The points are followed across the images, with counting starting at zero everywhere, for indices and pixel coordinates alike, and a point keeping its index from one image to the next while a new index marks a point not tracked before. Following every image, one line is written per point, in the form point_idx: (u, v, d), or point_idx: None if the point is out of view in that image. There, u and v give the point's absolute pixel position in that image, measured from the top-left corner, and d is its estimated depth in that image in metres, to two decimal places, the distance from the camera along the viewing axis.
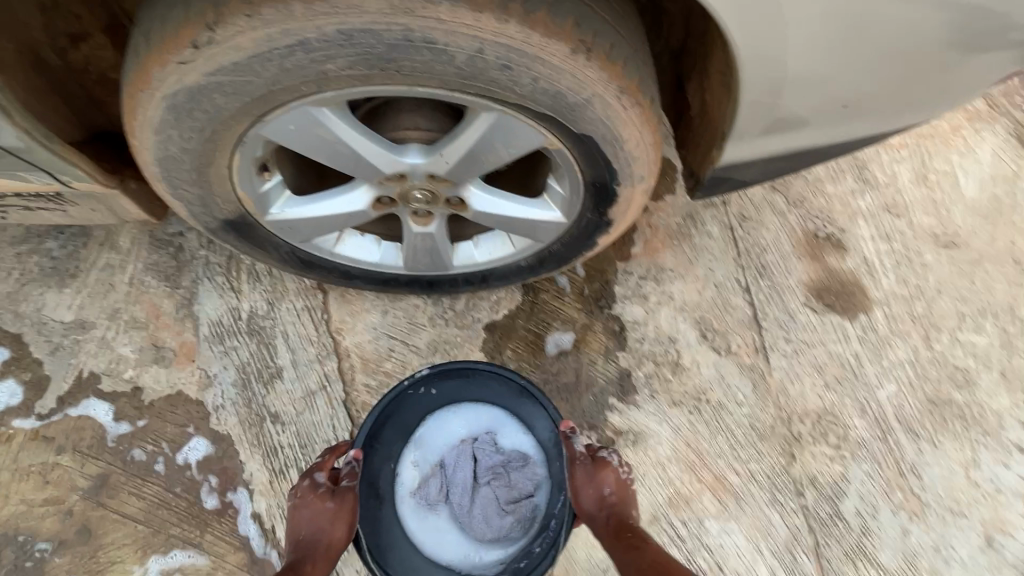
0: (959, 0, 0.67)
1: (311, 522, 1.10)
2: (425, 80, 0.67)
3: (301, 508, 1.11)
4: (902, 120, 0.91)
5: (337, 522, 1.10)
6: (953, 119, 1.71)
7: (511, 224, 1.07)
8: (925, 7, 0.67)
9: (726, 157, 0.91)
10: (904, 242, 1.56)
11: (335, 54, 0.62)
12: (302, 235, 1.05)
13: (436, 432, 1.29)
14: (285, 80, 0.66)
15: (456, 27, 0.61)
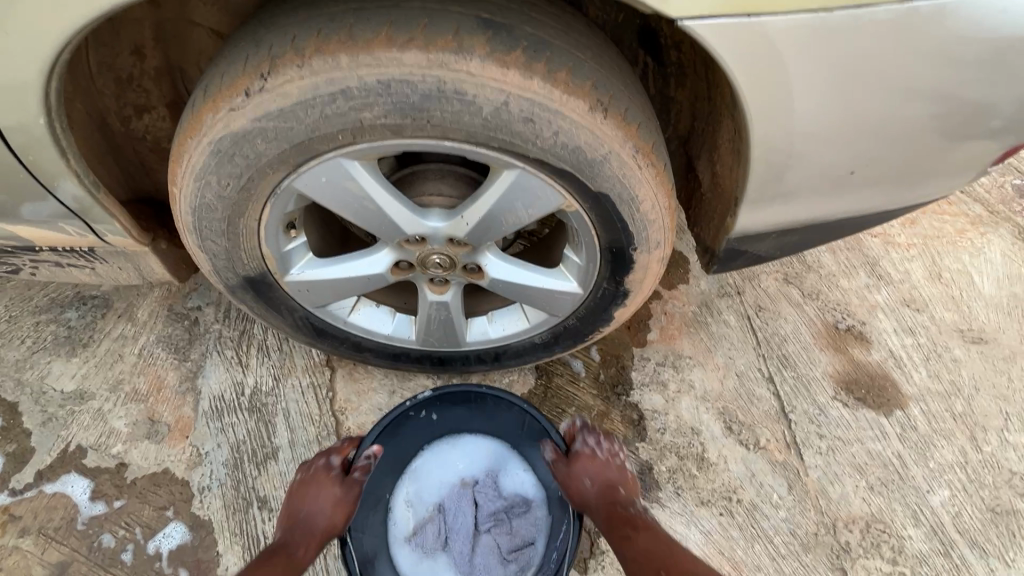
0: (952, 81, 0.73)
1: (313, 506, 1.05)
2: (453, 132, 0.73)
3: (306, 489, 1.06)
4: (907, 199, 0.94)
5: (338, 513, 1.05)
6: (957, 223, 1.75)
7: (526, 293, 1.07)
8: (921, 83, 0.72)
9: (739, 226, 0.93)
10: (929, 337, 1.52)
11: (373, 102, 0.70)
12: (318, 298, 1.06)
13: (434, 468, 1.20)
14: (324, 127, 0.73)
15: (485, 80, 0.68)
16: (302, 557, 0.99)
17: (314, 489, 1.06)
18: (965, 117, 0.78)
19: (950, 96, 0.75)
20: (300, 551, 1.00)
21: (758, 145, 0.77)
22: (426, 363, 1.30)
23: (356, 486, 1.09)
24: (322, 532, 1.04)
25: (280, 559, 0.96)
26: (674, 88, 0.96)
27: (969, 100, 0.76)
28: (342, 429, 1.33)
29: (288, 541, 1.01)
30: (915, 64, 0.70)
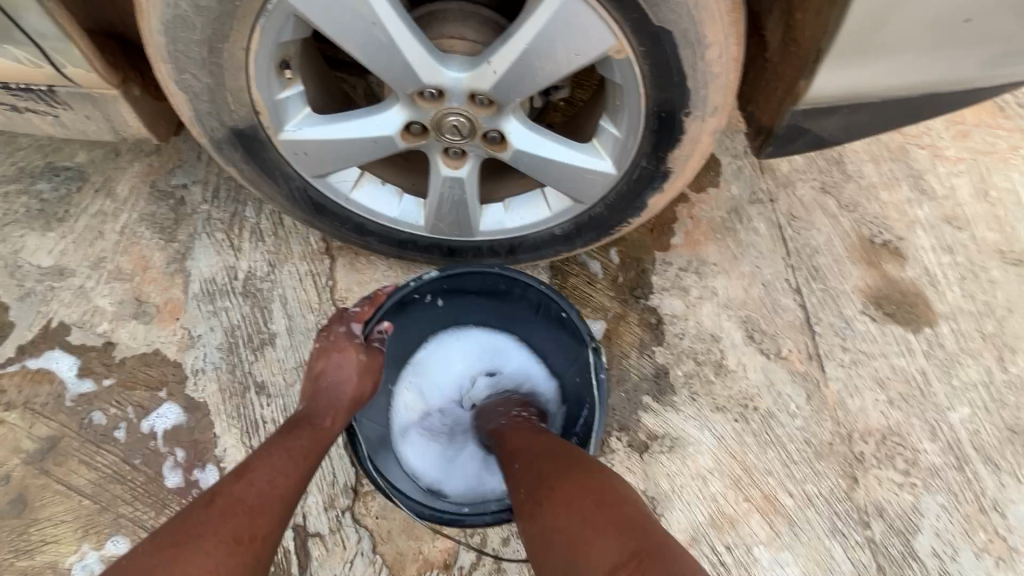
0: None
1: (339, 377, 0.96)
2: None
3: (330, 360, 0.98)
4: (990, 79, 0.83)
5: (364, 382, 0.98)
6: (1011, 138, 1.61)
7: (553, 173, 0.95)
8: None
9: (812, 91, 0.79)
10: (968, 256, 1.43)
11: None
12: (318, 166, 0.93)
13: (436, 354, 1.18)
14: None
15: None
16: (330, 428, 0.91)
17: (338, 359, 0.97)
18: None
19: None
20: (326, 424, 0.92)
21: None
22: (434, 254, 1.19)
23: (379, 357, 1.02)
24: (349, 403, 0.96)
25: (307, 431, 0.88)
26: None
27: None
28: None
29: (312, 411, 0.92)
30: None
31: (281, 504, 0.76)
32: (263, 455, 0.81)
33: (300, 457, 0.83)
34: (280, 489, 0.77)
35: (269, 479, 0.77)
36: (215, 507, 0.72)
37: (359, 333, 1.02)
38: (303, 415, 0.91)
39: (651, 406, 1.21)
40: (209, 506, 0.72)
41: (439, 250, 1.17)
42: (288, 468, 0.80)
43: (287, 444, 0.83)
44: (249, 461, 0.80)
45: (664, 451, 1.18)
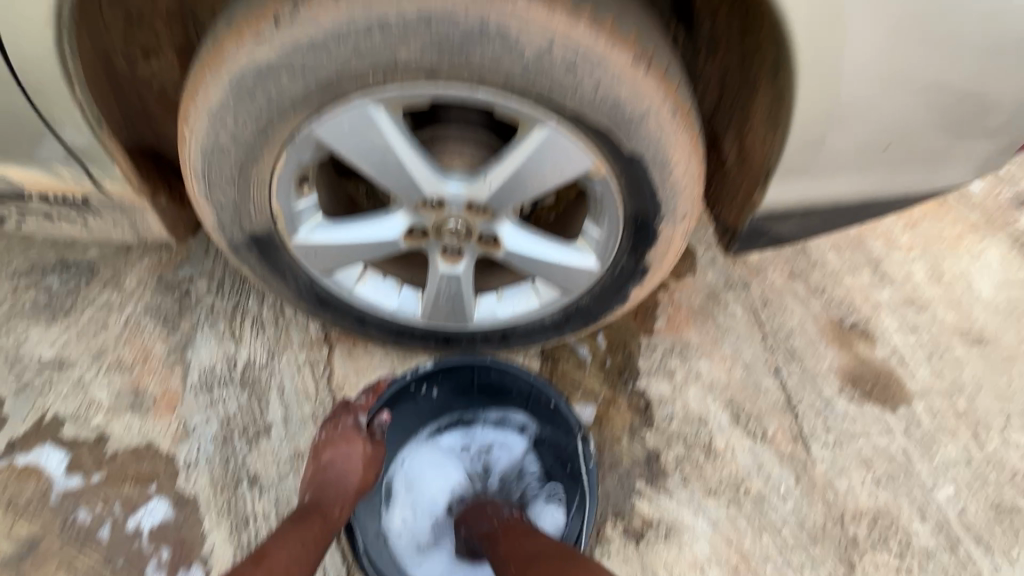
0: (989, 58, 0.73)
1: (346, 466, 0.99)
2: (490, 78, 0.73)
3: (336, 448, 1.00)
4: (919, 188, 0.95)
5: (370, 470, 1.01)
6: (956, 227, 1.77)
7: (542, 268, 1.04)
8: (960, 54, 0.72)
9: (766, 201, 0.91)
10: (932, 336, 1.53)
11: (410, 38, 0.69)
12: (327, 265, 1.01)
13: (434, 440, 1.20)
14: (354, 64, 0.71)
15: (531, 22, 0.68)
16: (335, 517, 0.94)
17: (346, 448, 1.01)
18: (983, 104, 0.79)
19: (979, 77, 0.75)
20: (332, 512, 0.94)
21: (798, 101, 0.74)
22: (431, 342, 1.24)
23: (382, 448, 1.05)
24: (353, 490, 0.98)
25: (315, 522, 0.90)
26: (703, 61, 0.92)
27: (997, 83, 0.77)
28: None
29: (319, 501, 0.94)
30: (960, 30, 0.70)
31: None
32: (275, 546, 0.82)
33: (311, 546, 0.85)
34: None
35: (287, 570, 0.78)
36: None
37: (364, 425, 1.05)
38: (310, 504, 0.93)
39: (644, 491, 1.23)
40: None
41: (435, 338, 1.23)
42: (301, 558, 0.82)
43: (299, 531, 0.86)
44: (262, 551, 0.80)
45: (660, 538, 1.19)
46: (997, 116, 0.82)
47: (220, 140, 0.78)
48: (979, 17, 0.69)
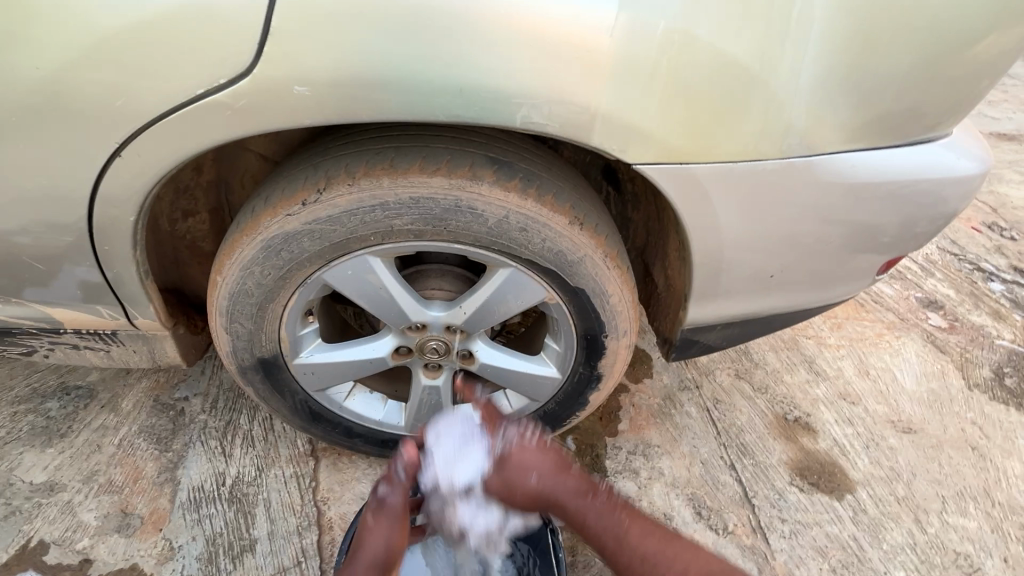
0: (839, 217, 0.95)
1: (372, 550, 0.93)
2: (463, 237, 0.96)
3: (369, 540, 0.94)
4: (820, 298, 1.15)
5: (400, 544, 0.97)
6: (875, 327, 2.02)
7: (511, 378, 1.21)
8: (815, 216, 0.94)
9: (690, 317, 1.11)
10: (867, 427, 1.70)
11: (404, 212, 0.92)
12: (323, 382, 1.16)
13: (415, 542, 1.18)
14: (359, 231, 0.93)
15: (492, 200, 0.92)
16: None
17: (375, 531, 0.95)
18: (846, 240, 1.00)
19: (832, 229, 0.97)
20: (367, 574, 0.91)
21: (698, 252, 0.95)
22: None
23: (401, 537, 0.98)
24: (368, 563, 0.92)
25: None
26: (631, 211, 1.18)
27: (853, 224, 0.97)
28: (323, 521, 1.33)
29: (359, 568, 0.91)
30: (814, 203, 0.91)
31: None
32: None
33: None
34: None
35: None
36: None
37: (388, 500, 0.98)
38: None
39: None
40: None
41: None
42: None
43: None
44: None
45: None
46: (857, 252, 1.05)
47: (245, 285, 0.97)
48: (824, 186, 0.89)
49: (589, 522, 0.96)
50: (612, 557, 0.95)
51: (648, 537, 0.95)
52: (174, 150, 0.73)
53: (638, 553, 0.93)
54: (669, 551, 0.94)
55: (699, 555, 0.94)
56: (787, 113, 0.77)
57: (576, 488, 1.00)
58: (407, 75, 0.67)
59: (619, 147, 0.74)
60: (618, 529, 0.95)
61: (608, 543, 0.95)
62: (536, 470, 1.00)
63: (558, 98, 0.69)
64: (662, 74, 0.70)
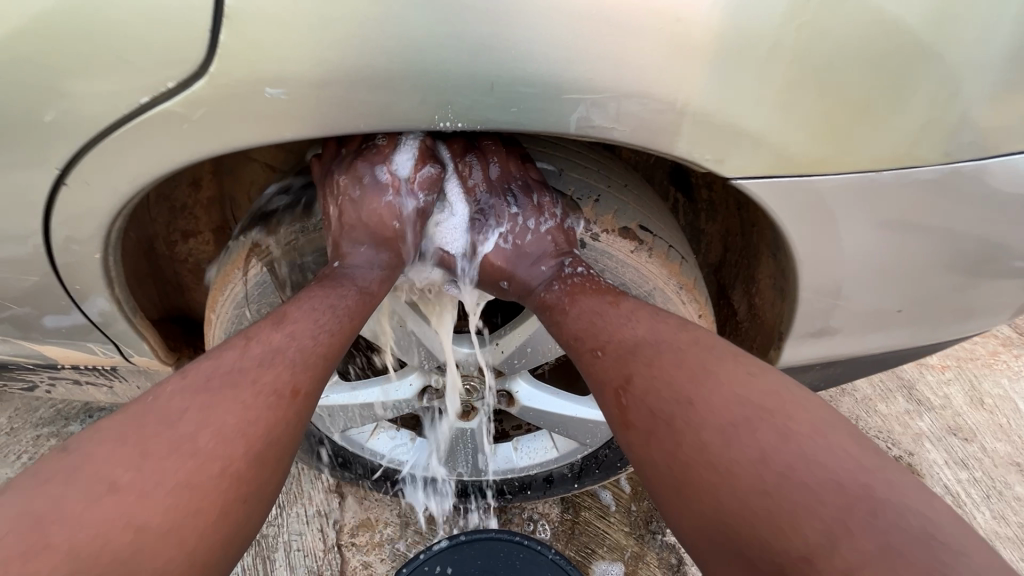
0: (1007, 236, 0.70)
1: (318, 314, 0.71)
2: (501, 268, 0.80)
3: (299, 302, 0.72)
4: (953, 333, 0.90)
5: (367, 310, 0.75)
6: (987, 345, 1.70)
7: (559, 421, 1.03)
8: (976, 237, 0.70)
9: (782, 359, 0.89)
10: (985, 470, 1.41)
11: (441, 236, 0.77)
12: (342, 422, 1.03)
13: None
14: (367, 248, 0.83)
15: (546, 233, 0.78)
16: (293, 406, 0.64)
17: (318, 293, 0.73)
18: (1005, 263, 0.76)
19: (993, 251, 0.73)
20: (251, 454, 0.60)
21: (806, 288, 0.72)
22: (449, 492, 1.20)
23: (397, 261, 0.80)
24: (273, 395, 0.64)
25: (196, 446, 0.57)
26: (704, 222, 0.95)
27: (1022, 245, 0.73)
28: (348, 570, 1.20)
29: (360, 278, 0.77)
30: (976, 220, 0.67)
31: (271, 466, 0.61)
32: (195, 404, 0.60)
33: (262, 412, 0.62)
34: (228, 490, 0.57)
35: (205, 506, 0.55)
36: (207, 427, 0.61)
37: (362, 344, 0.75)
38: (198, 455, 0.57)
39: None
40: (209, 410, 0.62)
41: (453, 488, 1.19)
42: (194, 527, 0.54)
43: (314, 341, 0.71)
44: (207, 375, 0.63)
45: None
46: (1021, 276, 0.79)
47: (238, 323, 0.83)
48: (993, 198, 0.65)
49: (652, 393, 0.65)
50: (686, 425, 0.61)
51: (764, 403, 0.60)
52: (131, 175, 0.57)
53: (720, 419, 0.60)
54: (782, 428, 0.57)
55: (848, 441, 0.56)
56: (964, 100, 0.53)
57: (652, 333, 0.71)
58: (421, 66, 0.48)
59: (715, 156, 0.52)
60: (703, 379, 0.63)
61: (685, 398, 0.63)
62: (589, 324, 0.73)
63: (632, 91, 0.48)
64: (787, 50, 0.47)
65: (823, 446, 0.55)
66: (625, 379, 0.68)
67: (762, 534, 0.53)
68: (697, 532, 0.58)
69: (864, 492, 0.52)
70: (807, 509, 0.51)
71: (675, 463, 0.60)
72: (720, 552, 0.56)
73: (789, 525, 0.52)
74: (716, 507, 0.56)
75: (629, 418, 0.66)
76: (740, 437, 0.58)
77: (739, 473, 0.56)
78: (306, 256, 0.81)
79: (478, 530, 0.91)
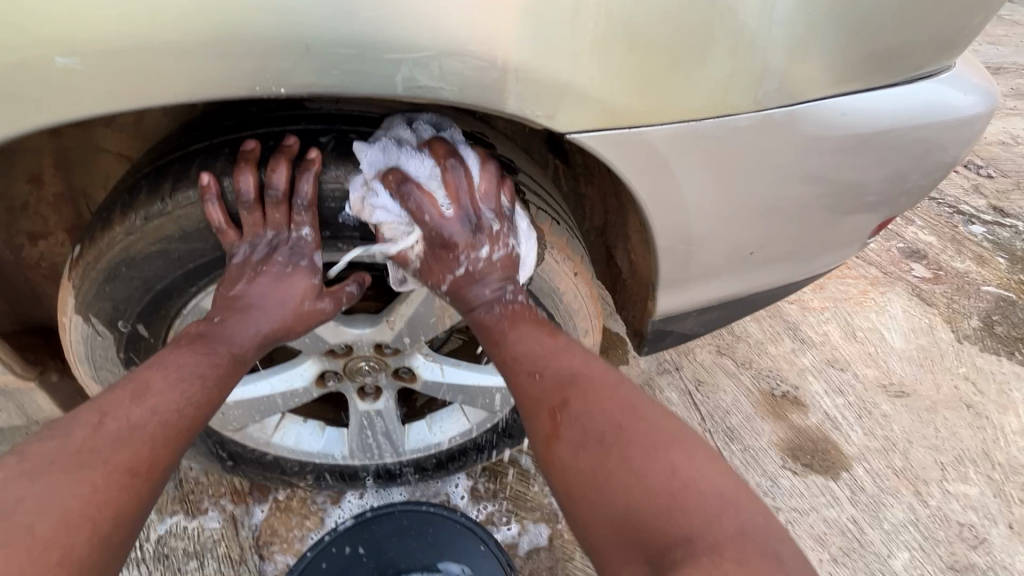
0: (827, 177, 0.79)
1: (180, 385, 0.71)
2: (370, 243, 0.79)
3: (161, 365, 0.72)
4: (805, 271, 1.00)
5: (236, 375, 0.77)
6: (859, 285, 1.89)
7: (464, 391, 1.05)
8: (801, 180, 0.77)
9: (659, 308, 0.95)
10: (858, 395, 1.59)
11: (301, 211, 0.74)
12: (238, 420, 1.00)
13: None
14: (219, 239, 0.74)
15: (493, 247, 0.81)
16: (144, 484, 0.63)
17: (189, 361, 0.73)
18: (833, 202, 0.84)
19: (819, 191, 0.81)
20: (121, 518, 0.60)
21: (661, 237, 0.78)
22: (366, 478, 1.19)
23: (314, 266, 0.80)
24: (126, 474, 0.62)
25: (33, 535, 0.54)
26: (583, 187, 0.98)
27: (844, 183, 0.82)
28: (268, 571, 1.16)
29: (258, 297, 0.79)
30: (797, 164, 0.75)
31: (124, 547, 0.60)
32: (43, 485, 0.58)
33: (119, 491, 0.61)
34: (85, 536, 0.57)
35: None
36: (102, 431, 0.64)
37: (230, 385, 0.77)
38: (41, 538, 0.54)
39: None
40: (96, 428, 0.64)
41: (369, 474, 1.18)
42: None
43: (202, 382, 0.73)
44: (54, 453, 0.61)
45: None
46: (850, 213, 0.89)
47: (96, 329, 0.78)
48: (810, 141, 0.72)
49: (586, 413, 0.69)
50: (610, 441, 0.65)
51: (674, 430, 0.66)
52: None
53: (639, 437, 0.65)
54: (676, 449, 0.63)
55: (721, 467, 0.63)
56: (761, 51, 0.59)
57: (588, 368, 0.75)
58: (232, 31, 0.47)
59: (546, 112, 0.55)
60: (631, 409, 0.68)
61: (622, 416, 0.68)
62: (531, 351, 0.78)
63: (452, 50, 0.50)
64: (591, 6, 0.51)
65: (704, 470, 0.61)
66: (564, 400, 0.71)
67: (650, 522, 0.57)
68: (603, 527, 0.61)
69: (717, 500, 0.58)
70: (695, 512, 0.57)
71: (596, 467, 0.64)
72: (613, 545, 0.59)
73: (663, 519, 0.57)
74: (614, 501, 0.61)
75: (558, 435, 0.70)
76: (649, 451, 0.63)
77: (643, 476, 0.61)
78: (150, 252, 0.72)
79: (383, 505, 0.93)
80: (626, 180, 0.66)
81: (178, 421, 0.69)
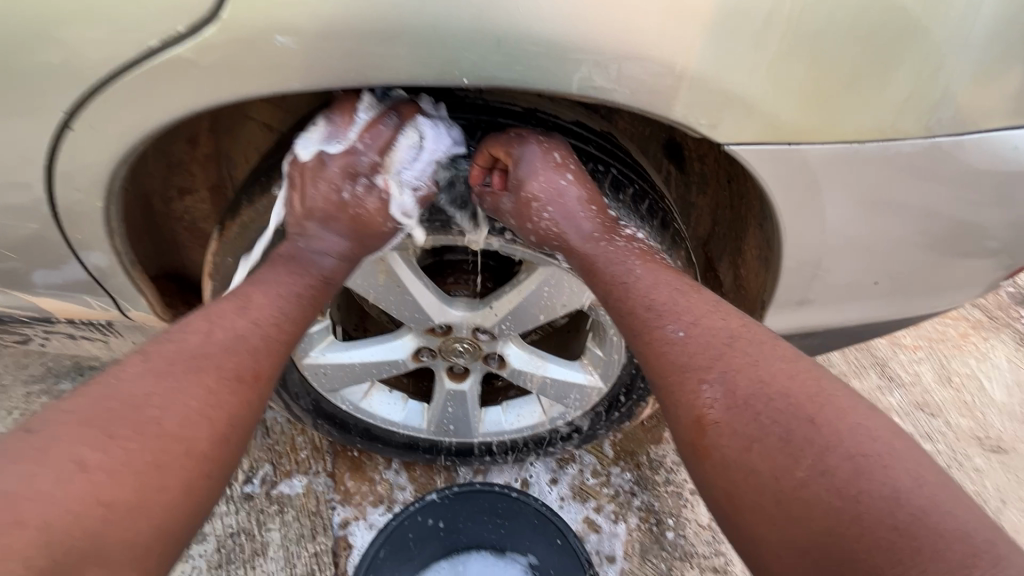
0: (978, 212, 0.74)
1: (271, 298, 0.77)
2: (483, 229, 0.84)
3: (260, 283, 0.77)
4: (921, 308, 0.95)
5: (326, 295, 0.83)
6: (959, 327, 1.76)
7: (550, 386, 1.06)
8: (950, 211, 0.73)
9: (763, 328, 0.93)
10: (948, 444, 1.49)
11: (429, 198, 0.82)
12: (335, 383, 1.06)
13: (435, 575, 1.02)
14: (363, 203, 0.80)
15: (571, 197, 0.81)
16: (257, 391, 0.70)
17: (283, 278, 0.79)
18: (973, 241, 0.80)
19: (965, 225, 0.76)
20: (208, 440, 0.64)
21: (789, 256, 0.76)
22: (437, 455, 1.23)
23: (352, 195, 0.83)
24: (237, 380, 0.68)
25: (162, 428, 0.61)
26: (694, 195, 0.97)
27: (987, 225, 0.77)
28: (340, 526, 1.23)
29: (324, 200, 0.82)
30: (945, 198, 0.71)
31: (238, 450, 0.67)
32: (162, 385, 0.63)
33: (229, 394, 0.67)
34: (216, 431, 0.65)
35: (189, 475, 0.61)
36: (214, 338, 0.70)
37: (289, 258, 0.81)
38: (168, 432, 0.61)
39: None
40: (207, 336, 0.70)
41: (442, 451, 1.22)
42: (161, 506, 0.58)
43: (292, 284, 0.79)
44: (173, 354, 0.66)
45: None
46: (992, 249, 0.83)
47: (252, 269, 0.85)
48: (967, 173, 0.68)
49: (758, 399, 0.63)
50: (796, 439, 0.60)
51: (887, 437, 0.59)
52: (149, 117, 0.59)
53: (839, 444, 0.58)
54: (896, 468, 0.56)
55: (954, 496, 0.55)
56: (945, 77, 0.57)
57: (748, 334, 0.70)
58: (431, 21, 0.50)
59: (709, 121, 0.55)
60: (825, 404, 0.62)
61: (800, 415, 0.61)
62: (671, 304, 0.73)
63: (632, 52, 0.51)
64: (782, 19, 0.50)
65: (939, 499, 0.54)
66: (721, 376, 0.66)
67: (863, 562, 0.53)
68: (779, 542, 0.58)
69: (965, 543, 0.52)
70: (908, 545, 0.52)
71: (786, 475, 0.59)
72: (794, 559, 0.57)
73: (885, 556, 0.52)
74: (803, 524, 0.56)
75: (713, 417, 0.64)
76: (857, 467, 0.57)
77: (845, 498, 0.55)
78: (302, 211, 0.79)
79: (467, 486, 1.01)
80: (771, 194, 0.65)
81: (278, 334, 0.75)
